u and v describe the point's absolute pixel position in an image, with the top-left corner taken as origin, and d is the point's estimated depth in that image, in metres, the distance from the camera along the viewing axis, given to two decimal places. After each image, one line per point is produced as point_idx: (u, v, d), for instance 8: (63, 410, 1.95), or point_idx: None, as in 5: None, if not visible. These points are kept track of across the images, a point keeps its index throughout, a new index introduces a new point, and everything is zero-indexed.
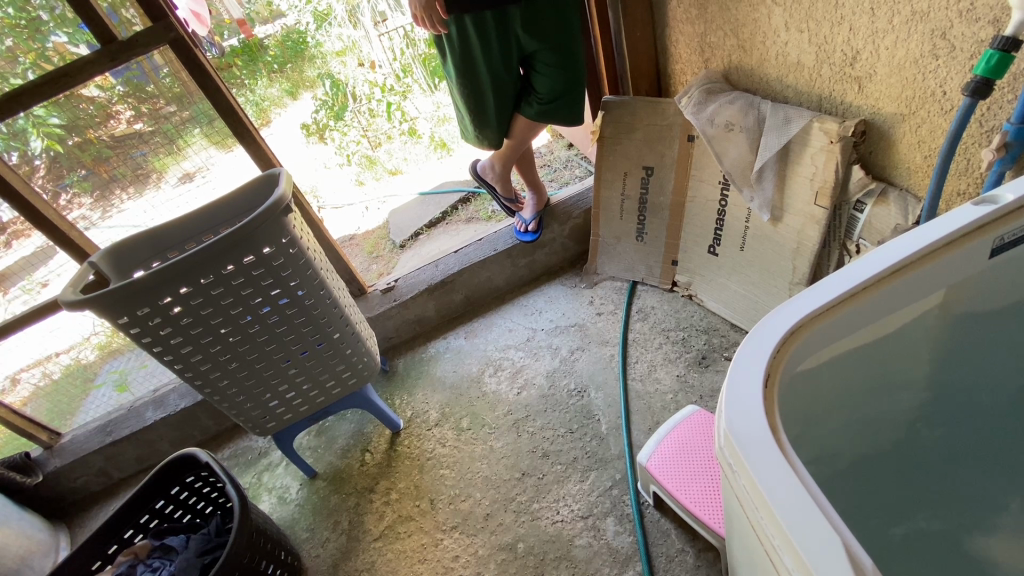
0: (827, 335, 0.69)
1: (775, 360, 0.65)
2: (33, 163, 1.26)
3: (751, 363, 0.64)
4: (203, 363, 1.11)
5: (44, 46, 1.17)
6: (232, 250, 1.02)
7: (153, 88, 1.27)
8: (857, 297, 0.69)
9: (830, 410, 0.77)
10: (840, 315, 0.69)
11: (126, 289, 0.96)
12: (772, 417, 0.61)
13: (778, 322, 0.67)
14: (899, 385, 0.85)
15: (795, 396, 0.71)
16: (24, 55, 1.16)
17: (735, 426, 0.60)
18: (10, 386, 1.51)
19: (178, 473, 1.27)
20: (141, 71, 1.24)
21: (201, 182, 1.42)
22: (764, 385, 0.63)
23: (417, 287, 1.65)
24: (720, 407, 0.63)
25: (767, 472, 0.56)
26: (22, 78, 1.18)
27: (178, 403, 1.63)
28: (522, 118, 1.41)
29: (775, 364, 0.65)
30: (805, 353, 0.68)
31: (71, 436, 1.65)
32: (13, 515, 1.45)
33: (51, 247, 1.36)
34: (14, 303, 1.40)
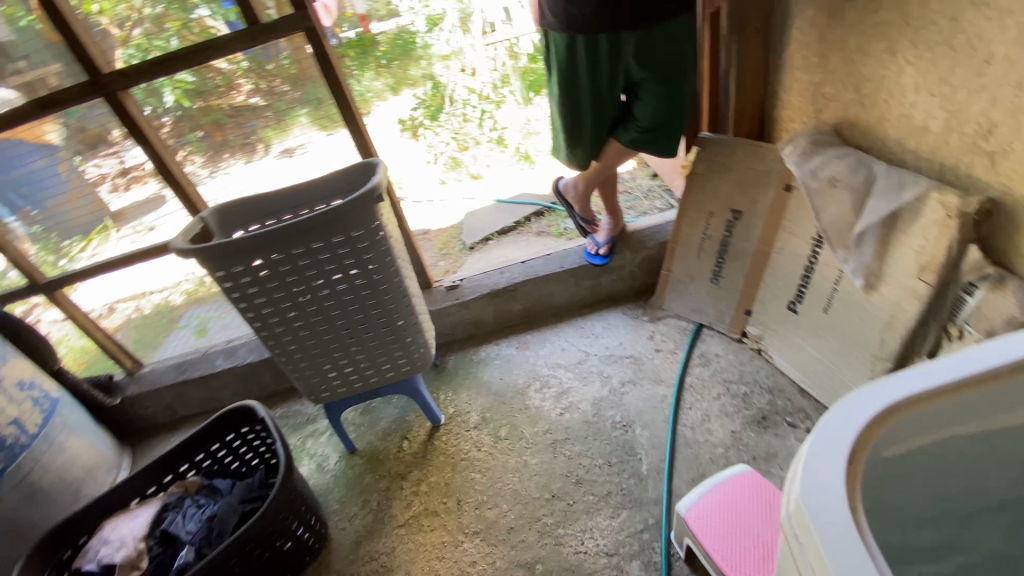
0: (925, 420, 0.64)
1: (863, 435, 0.61)
2: (160, 120, 1.41)
3: (837, 432, 0.61)
4: (279, 325, 1.19)
5: (190, 17, 1.30)
6: (326, 228, 1.09)
7: (273, 67, 1.38)
8: (963, 389, 0.64)
9: (912, 501, 0.72)
10: (943, 403, 0.64)
11: (229, 247, 1.04)
12: (853, 495, 0.57)
13: (873, 396, 0.63)
14: (992, 494, 0.77)
15: (879, 479, 0.66)
16: (171, 23, 1.30)
17: (809, 494, 0.56)
18: (108, 312, 1.71)
19: (235, 422, 1.35)
20: (266, 51, 1.35)
21: (298, 157, 1.53)
22: (848, 459, 0.59)
23: (479, 290, 1.68)
24: (796, 470, 0.59)
25: (838, 549, 0.53)
26: (165, 42, 1.31)
27: (247, 356, 1.75)
28: (615, 143, 1.41)
29: (863, 440, 0.61)
30: (896, 435, 0.63)
31: (149, 367, 1.81)
32: (87, 429, 1.61)
33: (162, 195, 1.52)
34: (124, 240, 1.57)
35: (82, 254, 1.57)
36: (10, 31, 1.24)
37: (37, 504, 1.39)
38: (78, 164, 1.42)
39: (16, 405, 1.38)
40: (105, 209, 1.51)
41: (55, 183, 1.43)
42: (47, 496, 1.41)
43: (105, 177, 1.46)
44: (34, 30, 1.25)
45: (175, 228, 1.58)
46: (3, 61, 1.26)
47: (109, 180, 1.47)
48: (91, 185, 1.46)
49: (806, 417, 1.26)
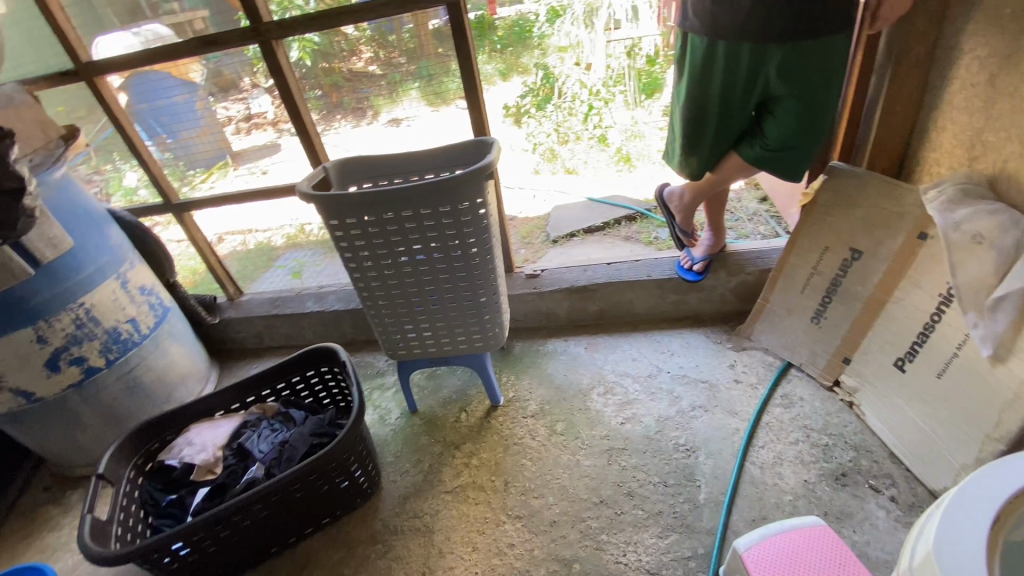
0: None
1: (1007, 505, 0.71)
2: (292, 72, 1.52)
3: (973, 494, 0.72)
4: (375, 279, 1.26)
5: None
6: (437, 197, 1.13)
7: (394, 38, 1.45)
8: None
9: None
10: None
11: (348, 200, 1.12)
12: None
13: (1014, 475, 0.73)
14: None
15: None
16: None
17: (941, 537, 0.69)
18: (218, 241, 1.89)
19: (316, 361, 1.45)
20: (391, 23, 1.43)
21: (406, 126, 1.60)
22: (991, 523, 0.69)
23: (559, 284, 1.68)
24: (933, 517, 0.72)
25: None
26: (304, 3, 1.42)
27: (335, 304, 1.86)
28: (735, 158, 1.36)
29: (1006, 509, 0.71)
30: None
31: (248, 297, 1.99)
32: (188, 340, 1.78)
33: (277, 143, 1.66)
34: (239, 178, 1.72)
35: (202, 185, 1.74)
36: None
37: (135, 396, 1.58)
38: (211, 104, 1.57)
39: (136, 306, 1.55)
40: (227, 148, 1.66)
41: (189, 117, 1.60)
42: (145, 390, 1.60)
43: (231, 120, 1.60)
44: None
45: (287, 174, 1.71)
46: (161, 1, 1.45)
47: (235, 122, 1.61)
48: (218, 125, 1.61)
49: (892, 484, 1.16)
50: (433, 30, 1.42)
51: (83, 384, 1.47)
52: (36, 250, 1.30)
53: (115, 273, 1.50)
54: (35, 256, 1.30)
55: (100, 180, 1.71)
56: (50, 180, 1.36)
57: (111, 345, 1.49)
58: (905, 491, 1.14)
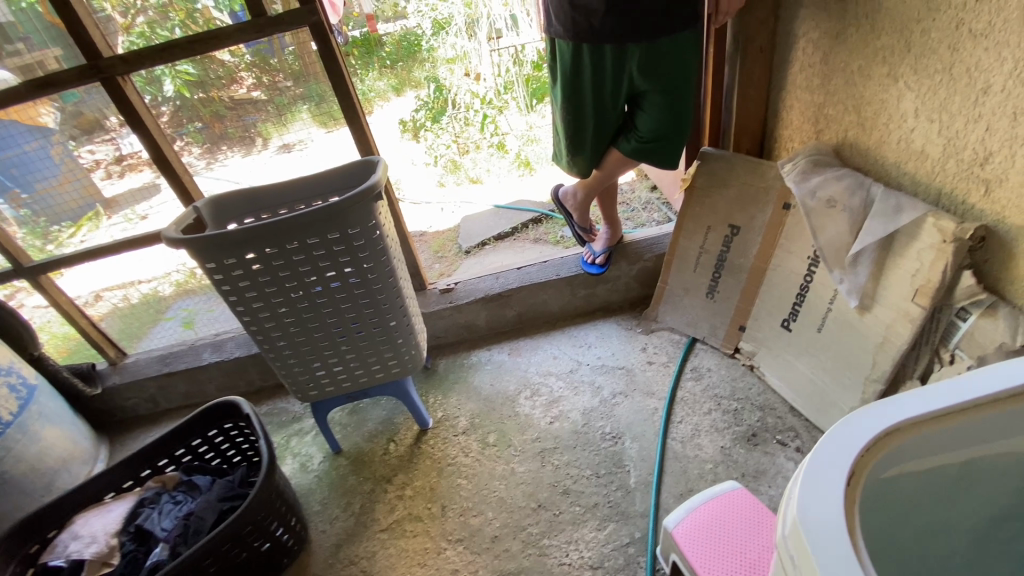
0: (931, 441, 0.65)
1: (884, 434, 0.62)
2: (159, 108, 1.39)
3: (857, 422, 0.63)
4: (269, 320, 1.18)
5: (194, 6, 1.28)
6: (323, 224, 1.07)
7: (277, 62, 1.36)
8: (968, 413, 0.65)
9: (911, 527, 0.71)
10: (949, 426, 0.65)
11: (221, 240, 1.03)
12: (850, 517, 0.56)
13: (893, 407, 0.64)
14: (964, 527, 0.75)
15: (875, 506, 0.65)
16: (176, 12, 1.28)
17: (813, 466, 0.59)
18: (94, 300, 1.68)
19: (219, 417, 1.32)
20: (271, 46, 1.34)
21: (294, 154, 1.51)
22: (861, 449, 0.61)
23: (473, 295, 1.68)
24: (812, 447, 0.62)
25: (814, 498, 0.57)
26: (169, 32, 1.30)
27: (235, 350, 1.73)
28: (616, 152, 1.42)
29: (881, 439, 0.62)
30: (907, 450, 0.64)
31: (134, 357, 1.79)
32: (64, 418, 1.56)
33: (157, 183, 1.50)
34: (114, 228, 1.54)
35: (71, 240, 1.54)
36: (9, 12, 1.23)
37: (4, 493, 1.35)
38: (73, 148, 1.40)
39: None
40: (98, 196, 1.48)
41: (45, 166, 1.41)
42: (16, 487, 1.36)
43: (99, 164, 1.44)
44: (36, 12, 1.23)
45: (167, 218, 1.56)
46: (3, 41, 1.25)
47: (103, 166, 1.44)
48: (83, 171, 1.44)
49: (795, 435, 1.26)
50: (316, 51, 1.36)
51: None
52: None
53: None
54: None
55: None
56: None
57: None
58: (806, 440, 1.25)
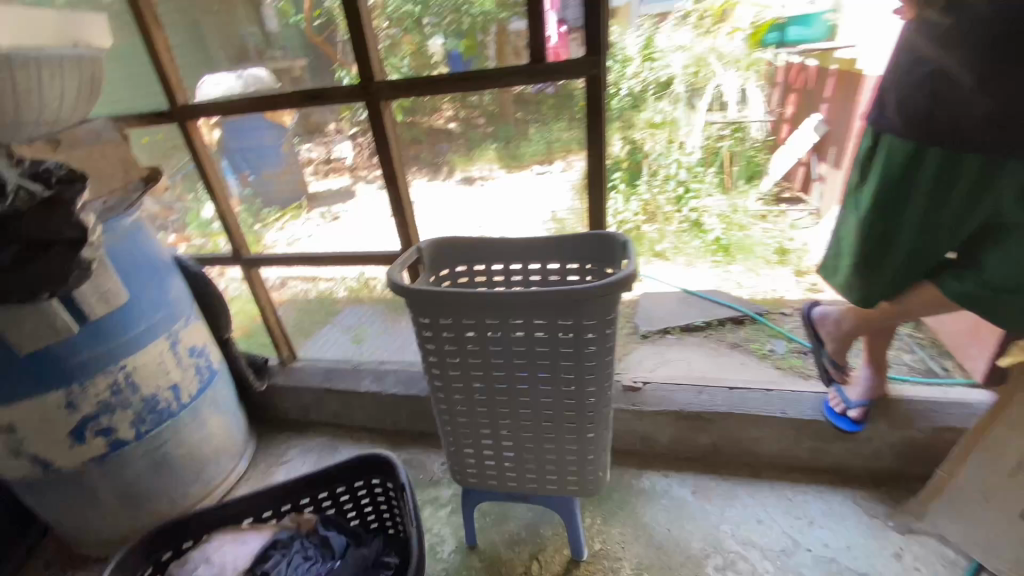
0: None
1: None
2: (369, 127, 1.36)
3: None
4: (459, 391, 1.02)
5: (424, 43, 1.25)
6: (557, 307, 0.88)
7: (477, 101, 1.28)
8: None
9: None
10: None
11: (445, 299, 0.89)
12: None
13: None
14: None
15: None
16: (407, 46, 1.26)
17: None
18: (280, 284, 1.70)
19: (368, 471, 1.19)
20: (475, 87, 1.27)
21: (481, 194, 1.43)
22: None
23: (666, 406, 1.38)
24: None
25: None
26: (398, 66, 1.28)
27: (392, 386, 1.63)
28: (927, 288, 1.07)
29: None
30: None
31: (302, 363, 1.81)
32: (230, 409, 1.56)
33: (351, 190, 1.49)
34: (311, 222, 1.56)
35: (277, 226, 1.60)
36: (279, 25, 1.31)
37: (161, 474, 1.35)
38: (295, 146, 1.44)
39: (181, 371, 1.35)
40: (305, 189, 1.51)
41: (275, 157, 1.47)
42: (172, 469, 1.36)
43: (312, 161, 1.46)
44: (300, 28, 1.29)
45: (355, 225, 1.54)
46: (267, 47, 1.34)
47: (314, 165, 1.46)
48: (299, 165, 1.47)
49: None
50: (517, 96, 1.26)
51: (107, 459, 1.24)
52: (85, 304, 1.12)
53: (167, 333, 1.32)
54: (84, 312, 1.12)
55: (180, 208, 1.60)
56: (120, 229, 1.22)
57: (146, 416, 1.28)
58: None
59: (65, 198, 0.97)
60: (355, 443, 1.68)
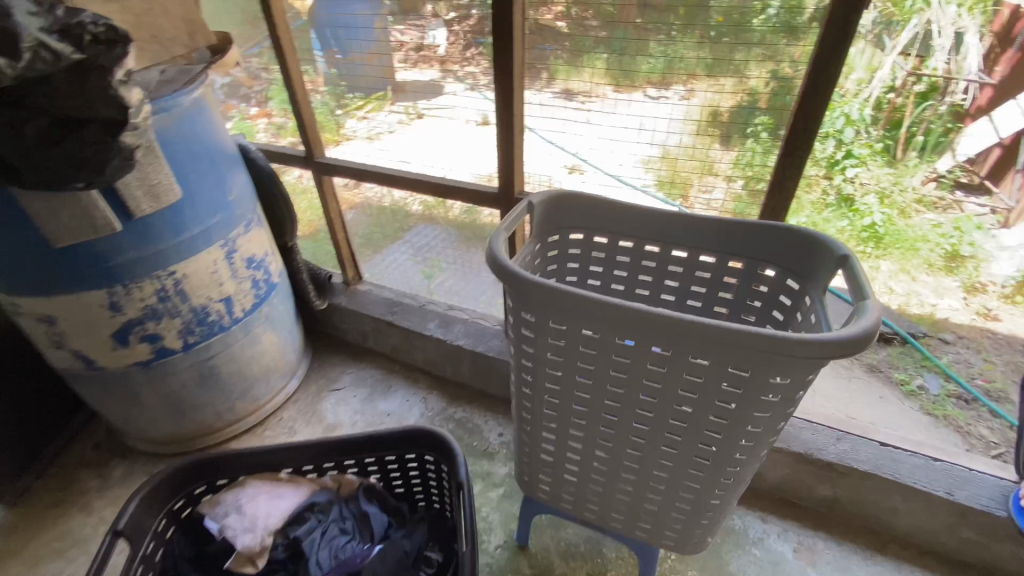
0: None
1: None
2: (471, 10, 1.05)
3: None
4: (551, 407, 0.79)
5: None
6: (730, 350, 0.59)
7: None
8: None
9: None
10: None
11: (565, 301, 0.64)
12: None
13: None
14: None
15: None
16: None
17: None
18: (355, 185, 1.46)
19: (423, 448, 1.02)
20: None
21: (610, 143, 1.07)
22: None
23: (786, 444, 1.11)
24: None
25: None
26: None
27: (458, 337, 1.45)
28: None
29: None
30: None
31: (368, 288, 1.64)
32: (286, 325, 1.43)
33: (440, 87, 1.18)
34: (393, 117, 1.27)
35: (357, 113, 1.32)
36: None
37: (208, 386, 1.26)
38: (388, 26, 1.14)
39: (236, 283, 1.20)
40: (390, 79, 1.21)
41: (363, 38, 1.18)
42: (219, 382, 1.27)
43: (402, 47, 1.15)
44: None
45: (444, 136, 1.24)
46: None
47: (404, 51, 1.15)
48: (388, 51, 1.17)
49: None
50: None
51: (152, 365, 1.15)
52: (129, 197, 0.96)
53: (223, 239, 1.15)
54: (127, 207, 0.97)
55: (266, 79, 1.38)
56: (174, 108, 1.00)
57: (195, 327, 1.17)
58: None
59: (101, 65, 0.77)
60: (409, 386, 1.53)
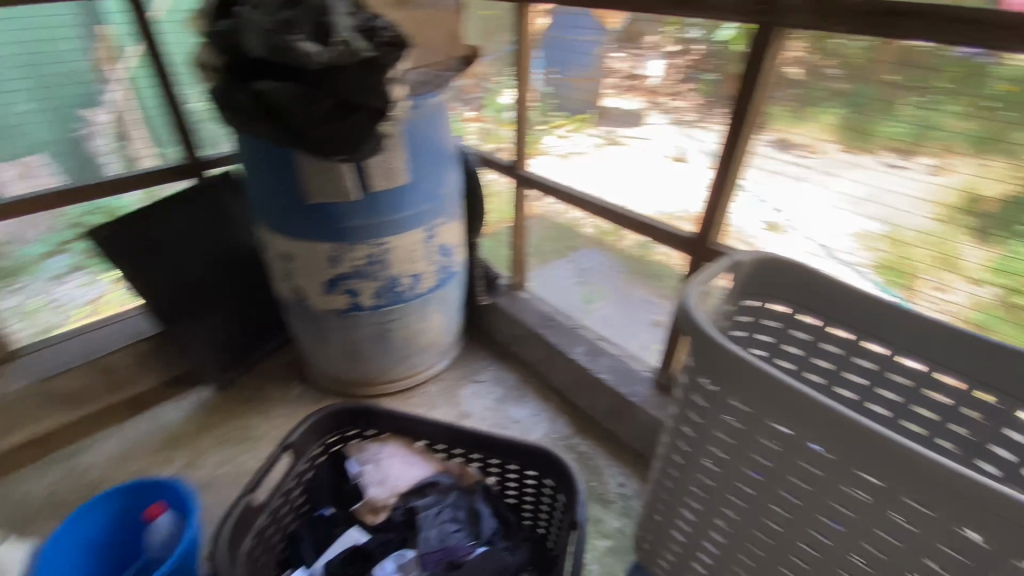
0: None
1: None
2: (693, 45, 1.03)
3: None
4: (702, 484, 0.74)
5: None
6: (963, 506, 0.51)
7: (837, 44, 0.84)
8: None
9: None
10: None
11: (765, 385, 0.60)
12: None
13: None
14: None
15: None
16: None
17: None
18: (539, 197, 1.52)
19: (546, 472, 1.01)
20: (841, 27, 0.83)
21: (831, 209, 0.93)
22: None
23: None
24: None
25: None
26: None
27: (603, 370, 1.41)
28: None
29: None
30: None
31: (529, 297, 1.68)
32: (452, 311, 1.55)
33: (642, 117, 1.18)
34: (588, 142, 1.32)
35: (557, 131, 1.39)
36: None
37: (379, 344, 1.43)
38: (606, 53, 1.19)
39: (426, 264, 1.34)
40: (595, 103, 1.26)
41: (581, 60, 1.25)
42: (388, 344, 1.43)
43: (616, 73, 1.19)
44: None
45: (637, 165, 1.23)
46: None
47: (616, 77, 1.19)
48: (603, 75, 1.21)
49: None
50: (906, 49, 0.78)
51: (345, 314, 1.34)
52: (369, 173, 1.13)
53: (427, 224, 1.28)
54: (366, 180, 1.14)
55: (485, 88, 1.50)
56: (424, 106, 1.14)
57: (385, 292, 1.33)
58: None
59: (383, 63, 0.92)
60: (541, 402, 1.54)
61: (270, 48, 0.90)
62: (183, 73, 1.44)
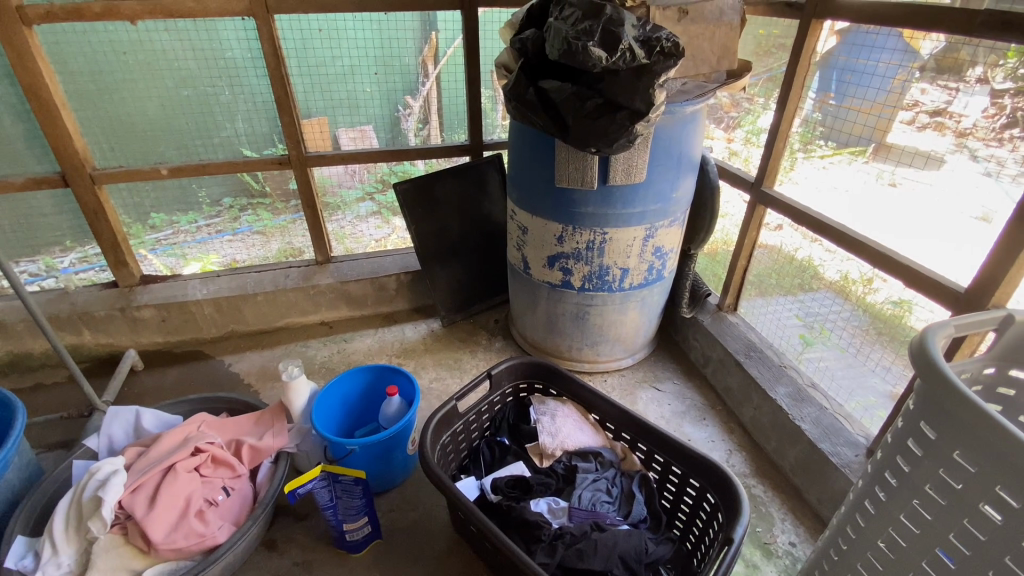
0: None
1: None
2: None
3: None
4: (894, 537, 0.71)
5: None
6: None
7: None
8: None
9: None
10: None
11: (995, 440, 0.57)
12: None
13: None
14: None
15: None
16: None
17: None
18: (777, 227, 1.45)
19: (709, 483, 1.01)
20: None
21: None
22: None
23: None
24: None
25: None
26: None
27: (807, 419, 1.29)
28: None
29: None
30: None
31: (736, 321, 1.61)
32: (650, 314, 1.60)
33: (940, 159, 1.02)
34: (860, 175, 1.19)
35: (817, 160, 1.30)
36: None
37: (576, 322, 1.56)
38: (910, 81, 1.06)
39: (638, 261, 1.42)
40: (877, 137, 1.14)
41: (872, 85, 1.14)
42: (584, 325, 1.56)
43: (917, 106, 1.05)
44: None
45: (915, 206, 1.08)
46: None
47: (916, 110, 1.05)
48: (898, 107, 1.09)
49: None
50: None
51: (556, 288, 1.51)
52: (612, 166, 1.26)
53: (650, 224, 1.37)
54: (607, 171, 1.27)
55: (744, 108, 1.50)
56: (678, 113, 1.25)
57: (595, 278, 1.45)
58: None
59: (654, 70, 1.05)
60: (721, 430, 1.48)
61: (564, 52, 1.05)
62: (484, 71, 1.73)
